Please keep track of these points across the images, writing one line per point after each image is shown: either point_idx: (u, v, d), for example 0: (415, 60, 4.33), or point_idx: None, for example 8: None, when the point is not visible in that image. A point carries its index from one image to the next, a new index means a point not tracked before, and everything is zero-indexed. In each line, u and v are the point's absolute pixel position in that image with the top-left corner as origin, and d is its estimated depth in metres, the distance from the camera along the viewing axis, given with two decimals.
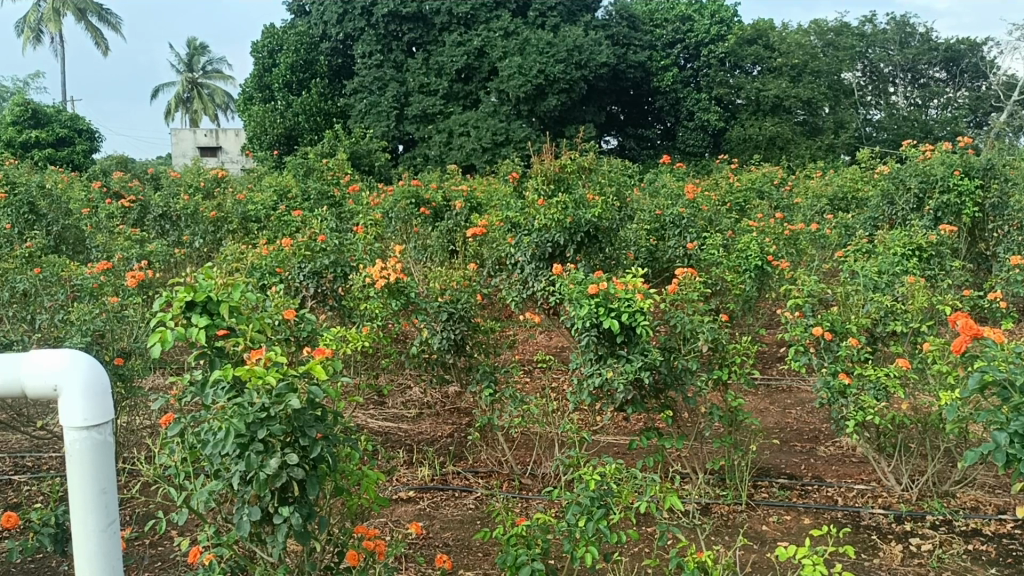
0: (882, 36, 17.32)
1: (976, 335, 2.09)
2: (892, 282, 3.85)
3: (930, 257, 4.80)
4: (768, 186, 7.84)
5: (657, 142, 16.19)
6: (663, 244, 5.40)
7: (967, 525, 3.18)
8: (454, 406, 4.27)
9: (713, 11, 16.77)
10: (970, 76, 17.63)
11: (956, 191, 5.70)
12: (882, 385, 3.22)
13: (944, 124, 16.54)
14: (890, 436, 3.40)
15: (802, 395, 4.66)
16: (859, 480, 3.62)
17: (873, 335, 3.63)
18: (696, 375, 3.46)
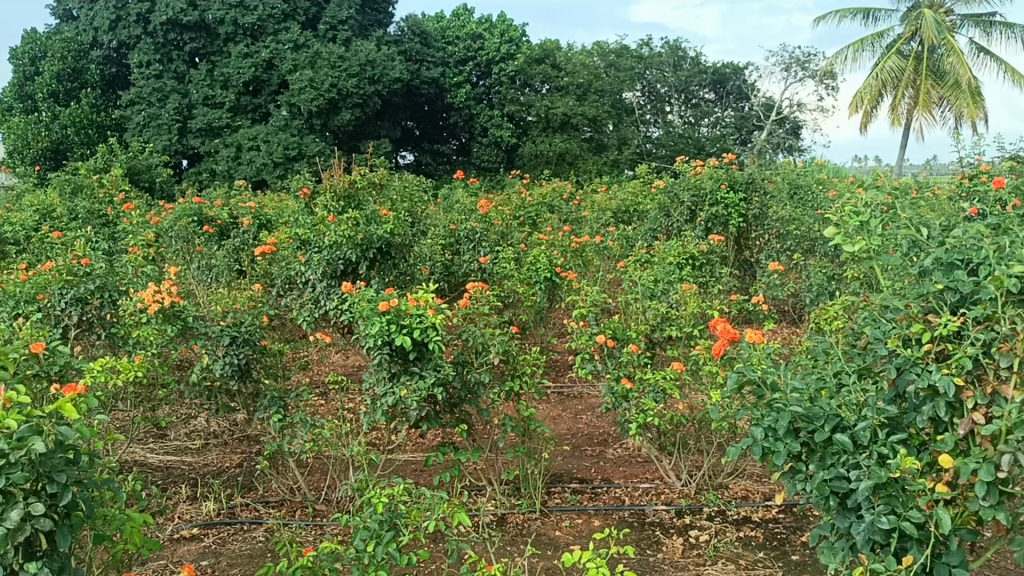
0: (658, 58, 18.27)
1: (733, 339, 2.25)
2: (667, 289, 4.08)
3: (702, 265, 5.17)
4: (558, 201, 8.15)
5: (453, 158, 16.41)
6: (457, 259, 5.44)
7: (739, 513, 3.42)
8: (243, 434, 4.08)
9: (503, 30, 17.22)
10: (734, 98, 18.97)
11: (723, 204, 6.23)
12: (661, 388, 3.40)
13: (714, 141, 18.05)
14: (669, 435, 3.60)
15: (592, 401, 4.86)
16: (644, 479, 3.81)
17: (652, 341, 3.81)
18: (488, 387, 3.50)
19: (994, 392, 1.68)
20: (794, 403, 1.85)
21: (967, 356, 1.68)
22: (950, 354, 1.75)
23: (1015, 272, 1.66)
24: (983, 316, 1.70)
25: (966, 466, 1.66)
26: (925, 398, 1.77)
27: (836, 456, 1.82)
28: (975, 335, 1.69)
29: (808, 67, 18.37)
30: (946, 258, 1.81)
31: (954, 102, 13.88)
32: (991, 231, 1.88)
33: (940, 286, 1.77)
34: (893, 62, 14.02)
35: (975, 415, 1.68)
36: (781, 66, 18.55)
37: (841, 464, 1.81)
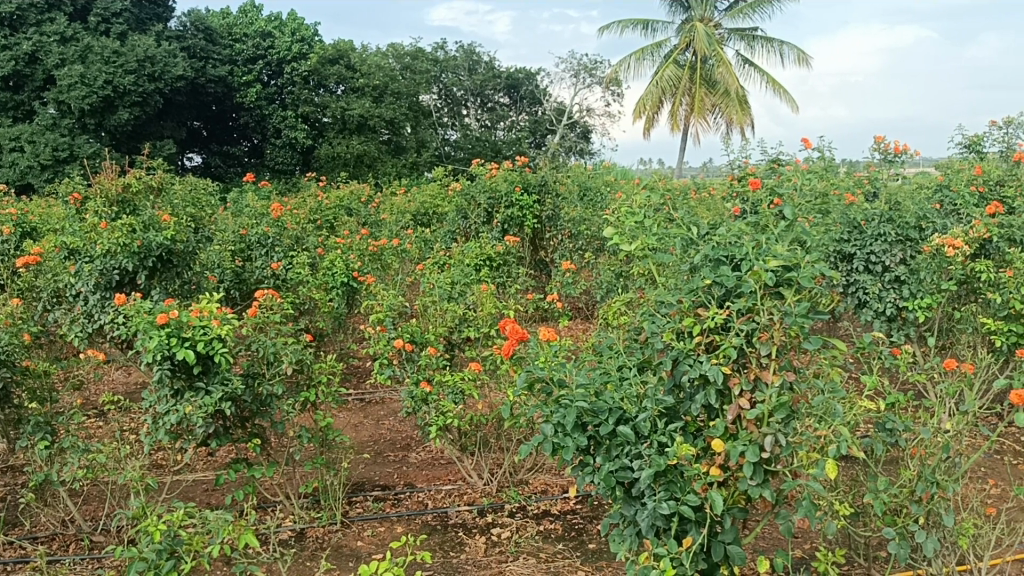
0: (453, 62, 18.43)
1: (521, 338, 2.28)
2: (464, 291, 4.11)
3: (499, 265, 5.26)
4: (355, 204, 8.02)
5: (245, 160, 15.81)
6: (248, 266, 5.20)
7: (539, 507, 3.50)
8: (6, 465, 3.69)
9: (293, 29, 16.75)
10: (528, 102, 19.46)
11: (518, 206, 6.42)
12: (459, 389, 3.41)
13: (510, 144, 18.54)
14: (469, 435, 3.62)
15: (393, 406, 4.81)
16: (447, 481, 3.81)
17: (450, 343, 3.81)
18: (281, 399, 3.36)
19: (756, 378, 1.82)
20: (580, 398, 1.91)
21: (733, 346, 1.81)
22: (717, 345, 1.87)
23: (771, 267, 1.80)
24: (746, 308, 1.83)
25: (735, 449, 1.78)
26: (697, 387, 1.89)
27: (620, 448, 1.90)
28: (738, 326, 1.82)
29: (595, 74, 19.25)
30: (713, 255, 1.93)
31: (725, 110, 15.04)
32: (751, 230, 2.03)
33: (708, 281, 1.88)
34: (671, 70, 14.96)
35: (741, 401, 1.81)
36: (570, 72, 19.29)
37: (624, 455, 1.89)
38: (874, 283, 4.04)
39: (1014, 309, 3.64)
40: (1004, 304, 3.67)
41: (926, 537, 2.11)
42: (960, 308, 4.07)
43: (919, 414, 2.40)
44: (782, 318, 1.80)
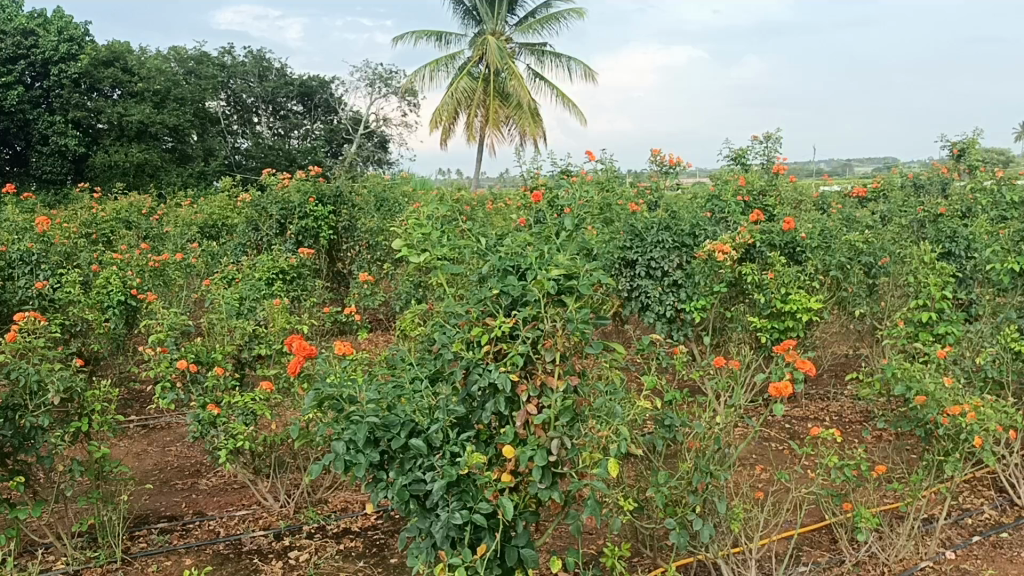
0: (242, 68, 17.74)
1: (309, 354, 2.21)
2: (254, 307, 3.95)
3: (293, 278, 5.11)
4: (135, 216, 7.51)
5: (4, 169, 14.20)
6: (9, 285, 4.71)
7: (338, 526, 3.42)
8: None
9: (61, 27, 15.44)
10: (323, 110, 19.13)
11: (313, 216, 6.24)
12: (250, 410, 3.27)
13: (305, 153, 18.10)
14: (263, 457, 3.48)
15: (181, 430, 4.54)
16: (241, 506, 3.64)
17: (240, 362, 3.65)
18: (49, 431, 3.06)
19: (543, 384, 1.88)
20: (370, 413, 1.88)
21: (519, 354, 1.85)
22: (505, 352, 1.91)
23: (553, 275, 1.86)
24: (530, 316, 1.88)
25: (524, 454, 1.82)
26: (488, 395, 1.91)
27: (413, 461, 1.90)
28: (524, 334, 1.87)
29: (390, 84, 19.21)
30: (500, 266, 1.96)
31: (519, 121, 15.51)
32: (534, 240, 2.10)
33: (495, 291, 1.91)
34: (466, 82, 15.15)
35: (528, 407, 1.85)
36: (365, 81, 19.11)
37: (417, 468, 1.88)
38: (655, 288, 4.27)
39: (775, 308, 4.00)
40: (768, 304, 4.02)
41: (702, 524, 2.27)
42: (730, 308, 4.41)
43: (695, 410, 2.57)
44: (565, 324, 1.87)
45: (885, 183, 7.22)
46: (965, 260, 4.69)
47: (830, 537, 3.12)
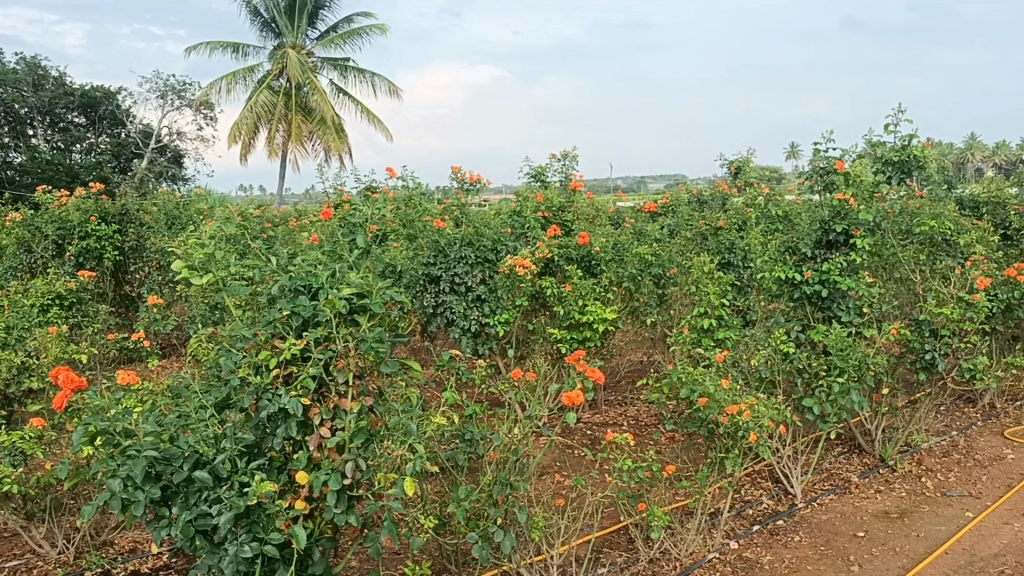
0: (13, 76, 16.27)
1: (77, 386, 2.04)
2: (24, 336, 3.60)
3: (72, 303, 4.72)
4: None
5: None
6: None
7: (126, 569, 3.18)
8: None
9: None
10: (108, 123, 18.04)
11: (95, 236, 5.83)
12: (19, 450, 2.97)
13: (89, 169, 16.84)
14: (36, 500, 3.17)
15: None
16: (11, 557, 3.30)
17: (8, 397, 3.33)
18: None
19: (336, 406, 1.83)
20: (149, 447, 1.76)
21: (310, 376, 1.80)
22: (296, 375, 1.85)
23: (345, 294, 1.83)
24: (322, 337, 1.83)
25: (318, 479, 1.77)
26: (279, 420, 1.85)
27: (198, 494, 1.80)
28: (316, 356, 1.82)
29: (184, 96, 18.27)
30: (290, 286, 1.90)
31: (322, 137, 15.23)
32: (325, 259, 2.05)
33: (285, 312, 1.85)
34: (265, 96, 14.57)
35: (321, 430, 1.80)
36: (156, 92, 18.05)
37: (202, 501, 1.78)
38: (460, 303, 4.27)
39: (574, 319, 4.14)
40: (567, 316, 4.16)
41: (503, 536, 2.30)
42: (532, 321, 4.54)
43: (495, 423, 2.61)
44: (358, 344, 1.84)
45: (674, 198, 7.67)
46: (742, 270, 5.07)
47: (628, 537, 3.26)
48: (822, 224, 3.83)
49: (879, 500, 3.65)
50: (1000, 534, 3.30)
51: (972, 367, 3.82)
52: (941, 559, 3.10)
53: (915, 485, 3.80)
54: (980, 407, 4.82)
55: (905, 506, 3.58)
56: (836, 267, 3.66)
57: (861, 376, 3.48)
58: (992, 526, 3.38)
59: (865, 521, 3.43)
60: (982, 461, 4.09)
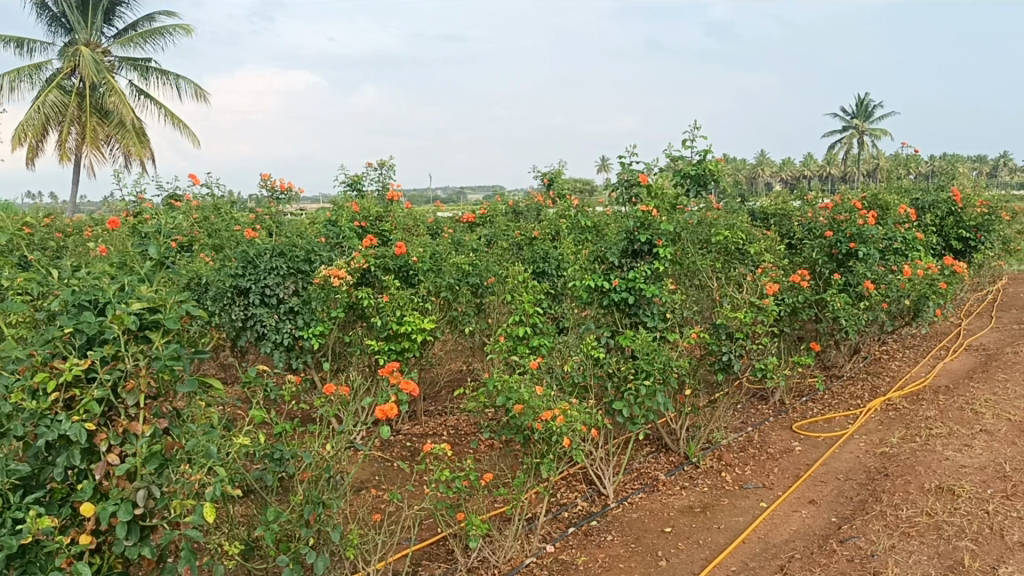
0: None
1: None
2: None
3: None
4: None
5: None
6: None
7: None
8: None
9: None
10: None
11: None
12: None
13: None
14: None
15: None
16: None
17: None
18: None
19: (126, 430, 1.69)
20: None
21: (95, 400, 1.65)
22: (78, 399, 1.69)
23: (135, 309, 1.70)
24: (109, 356, 1.69)
25: (105, 510, 1.63)
26: (59, 448, 1.68)
27: None
28: (102, 376, 1.67)
29: None
30: (72, 300, 1.73)
31: (121, 142, 14.27)
32: (113, 271, 1.90)
33: (66, 330, 1.69)
34: (54, 97, 13.42)
35: (108, 457, 1.65)
36: None
37: None
38: (270, 316, 4.08)
39: (391, 330, 4.08)
40: (384, 326, 4.09)
41: (315, 557, 2.22)
42: (348, 333, 4.44)
43: (306, 440, 2.51)
44: (150, 363, 1.71)
45: (491, 209, 7.75)
46: (556, 278, 5.21)
47: (446, 548, 3.24)
48: (628, 233, 3.99)
49: (683, 496, 3.84)
50: (790, 521, 3.57)
51: (764, 367, 4.11)
52: (739, 548, 3.30)
53: (716, 480, 4.03)
54: (772, 403, 5.20)
55: (706, 501, 3.79)
56: (641, 276, 3.83)
57: (666, 378, 3.66)
58: (783, 514, 3.64)
59: (671, 517, 3.59)
60: (774, 454, 4.41)
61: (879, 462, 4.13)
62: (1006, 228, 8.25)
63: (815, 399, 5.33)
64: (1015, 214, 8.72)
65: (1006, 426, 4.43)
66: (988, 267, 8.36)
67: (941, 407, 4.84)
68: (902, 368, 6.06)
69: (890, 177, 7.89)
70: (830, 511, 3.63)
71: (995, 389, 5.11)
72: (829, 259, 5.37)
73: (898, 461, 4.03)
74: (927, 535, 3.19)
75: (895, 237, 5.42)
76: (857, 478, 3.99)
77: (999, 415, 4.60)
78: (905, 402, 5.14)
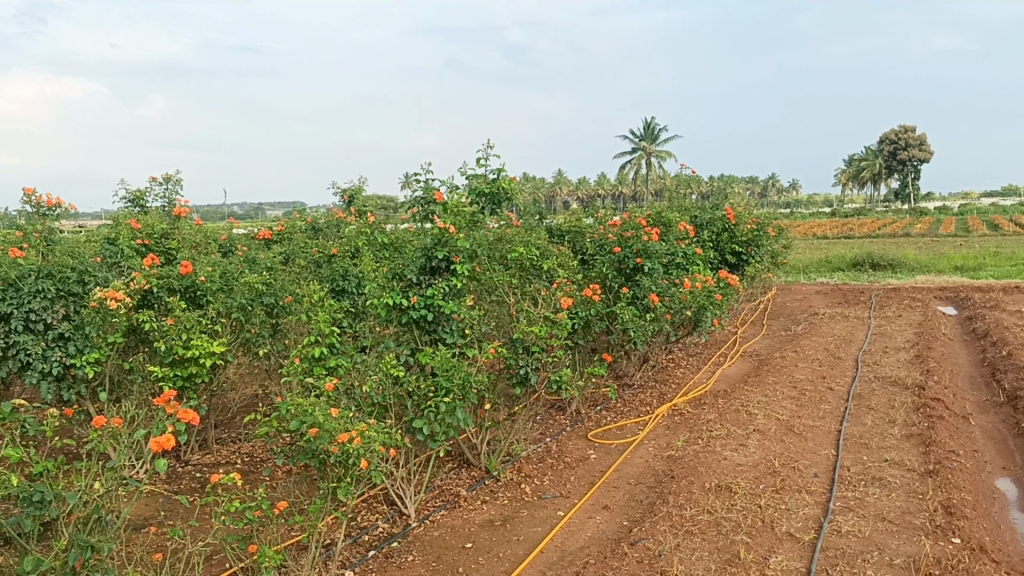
0: None
1: None
2: None
3: None
4: None
5: None
6: None
7: None
8: None
9: None
10: None
11: None
12: None
13: None
14: None
15: None
16: None
17: None
18: None
19: None
20: None
21: None
22: None
23: None
24: None
25: None
26: None
27: None
28: None
29: None
30: None
31: None
32: None
33: None
34: None
35: None
36: None
37: None
38: (36, 344, 3.71)
39: (176, 354, 3.82)
40: (168, 351, 3.82)
41: None
42: (129, 359, 4.14)
43: (72, 479, 2.30)
44: None
45: (289, 226, 7.52)
46: (356, 297, 5.12)
47: None
48: (425, 251, 4.03)
49: (484, 510, 3.87)
50: (585, 528, 3.69)
51: (560, 378, 4.24)
52: (538, 558, 3.37)
53: (516, 492, 4.10)
54: (568, 414, 5.37)
55: (506, 513, 3.84)
56: (439, 292, 3.85)
57: (464, 394, 3.68)
58: (579, 521, 3.76)
59: (472, 532, 3.61)
60: (570, 463, 4.54)
61: (666, 465, 4.37)
62: (773, 243, 9.03)
63: (609, 408, 5.57)
64: (781, 230, 9.57)
65: (775, 425, 4.83)
66: (759, 279, 9.11)
67: (720, 410, 5.20)
68: (686, 374, 6.47)
69: (674, 196, 8.43)
70: (621, 515, 3.79)
71: (766, 391, 5.57)
72: (618, 274, 5.58)
73: (682, 463, 4.28)
74: (708, 532, 3.40)
75: (677, 252, 5.78)
76: (646, 481, 4.20)
77: (769, 415, 5.01)
78: (688, 406, 5.48)
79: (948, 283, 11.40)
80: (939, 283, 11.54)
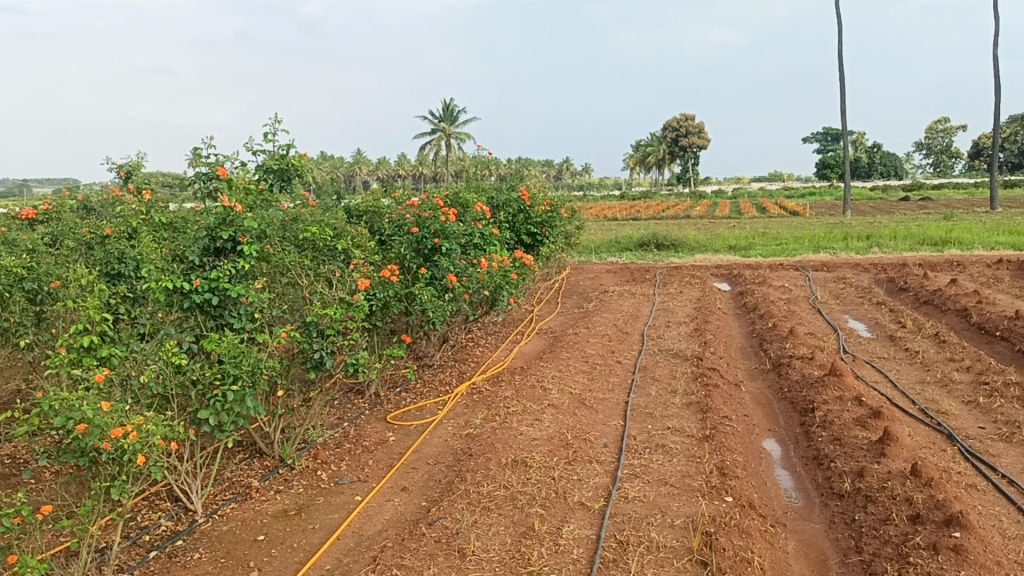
0: None
1: None
2: None
3: None
4: None
5: None
6: None
7: None
8: None
9: None
10: None
11: None
12: None
13: None
14: None
15: None
16: None
17: None
18: None
19: None
20: None
21: None
22: None
23: None
24: None
25: None
26: None
27: None
28: None
29: None
30: None
31: None
32: None
33: None
34: None
35: None
36: None
37: None
38: None
39: None
40: None
41: None
42: None
43: None
44: None
45: (57, 203, 6.85)
46: (134, 280, 4.75)
47: None
48: (208, 232, 3.78)
49: (278, 501, 3.73)
50: (383, 511, 3.65)
51: (356, 362, 4.16)
52: (334, 546, 3.29)
53: (311, 479, 3.99)
54: (367, 397, 5.30)
55: (301, 502, 3.72)
56: (225, 276, 3.65)
57: (254, 381, 3.53)
58: (376, 504, 3.72)
59: (264, 524, 3.47)
60: (368, 447, 4.48)
61: (464, 443, 4.41)
62: (566, 224, 9.32)
63: (408, 389, 5.54)
64: (574, 211, 9.91)
65: (568, 398, 5.01)
66: (554, 258, 9.39)
67: (516, 386, 5.31)
68: (484, 353, 6.56)
69: (473, 176, 8.49)
70: (419, 496, 3.78)
71: (560, 366, 5.76)
72: (415, 255, 5.51)
73: (480, 440, 4.33)
74: (504, 507, 3.47)
75: (474, 233, 5.84)
76: (445, 461, 4.22)
77: (563, 389, 5.18)
78: (486, 385, 5.57)
79: (724, 262, 12.31)
80: (716, 261, 12.44)
